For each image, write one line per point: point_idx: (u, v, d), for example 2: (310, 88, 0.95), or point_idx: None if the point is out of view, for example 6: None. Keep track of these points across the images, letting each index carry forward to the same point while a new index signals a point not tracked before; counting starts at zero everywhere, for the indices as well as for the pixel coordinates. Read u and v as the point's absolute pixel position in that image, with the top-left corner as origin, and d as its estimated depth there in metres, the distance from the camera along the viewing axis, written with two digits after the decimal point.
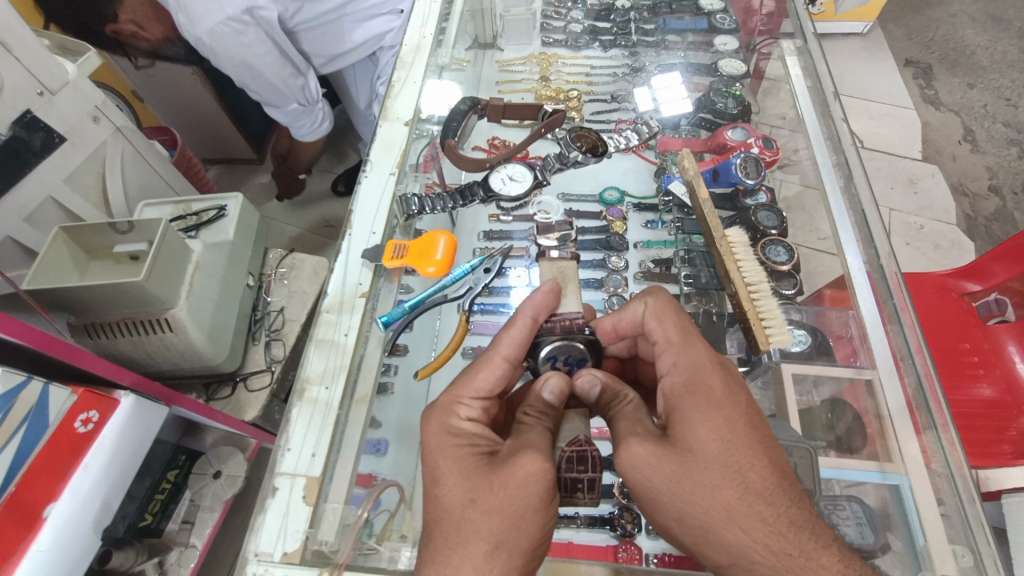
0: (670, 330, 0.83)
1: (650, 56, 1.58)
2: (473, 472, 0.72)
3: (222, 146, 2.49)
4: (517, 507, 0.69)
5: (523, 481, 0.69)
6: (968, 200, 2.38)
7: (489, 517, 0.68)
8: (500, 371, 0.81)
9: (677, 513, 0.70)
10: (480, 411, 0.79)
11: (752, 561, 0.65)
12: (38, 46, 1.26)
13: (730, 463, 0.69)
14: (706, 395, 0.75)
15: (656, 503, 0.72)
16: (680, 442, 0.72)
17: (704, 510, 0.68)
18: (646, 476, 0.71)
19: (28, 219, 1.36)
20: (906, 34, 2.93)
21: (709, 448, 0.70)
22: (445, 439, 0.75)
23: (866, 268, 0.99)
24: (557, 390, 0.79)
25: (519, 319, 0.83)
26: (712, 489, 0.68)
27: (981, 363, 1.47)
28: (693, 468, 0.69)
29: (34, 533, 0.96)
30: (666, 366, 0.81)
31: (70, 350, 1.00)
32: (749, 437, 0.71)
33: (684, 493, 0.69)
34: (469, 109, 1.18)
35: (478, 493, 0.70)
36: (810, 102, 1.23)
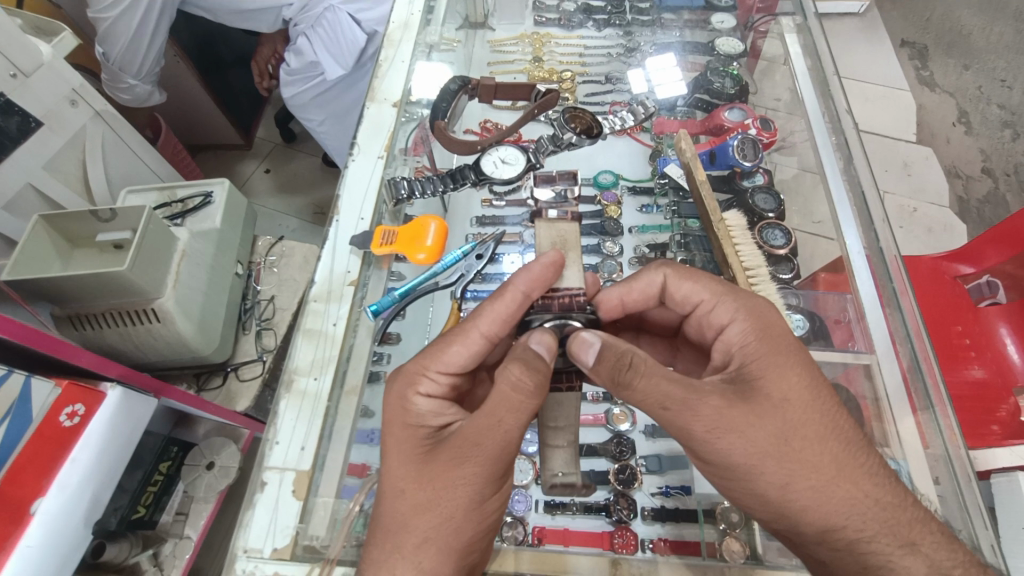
0: (715, 285, 0.82)
1: (646, 36, 1.53)
2: (413, 456, 0.70)
3: (207, 131, 2.42)
4: (449, 504, 0.66)
5: (452, 478, 0.67)
6: (961, 183, 2.38)
7: (418, 511, 0.66)
8: (477, 346, 0.77)
9: (785, 477, 0.67)
10: (443, 387, 0.77)
11: (862, 519, 0.66)
12: (9, 25, 1.20)
13: (821, 414, 0.70)
14: (783, 343, 0.75)
15: (759, 469, 0.67)
16: (775, 396, 0.70)
17: (813, 470, 0.67)
18: (749, 439, 0.67)
19: (5, 206, 1.32)
20: (902, 14, 2.90)
21: (801, 401, 0.71)
22: (399, 415, 0.74)
23: (865, 252, 0.98)
24: (546, 342, 0.71)
25: (508, 291, 0.77)
26: (816, 443, 0.68)
27: (973, 346, 1.47)
28: (796, 422, 0.69)
29: (22, 528, 0.94)
30: (731, 316, 0.78)
31: (52, 342, 0.97)
32: (823, 386, 0.73)
33: (789, 452, 0.67)
34: (459, 90, 1.14)
35: (410, 484, 0.68)
36: (810, 81, 1.21)
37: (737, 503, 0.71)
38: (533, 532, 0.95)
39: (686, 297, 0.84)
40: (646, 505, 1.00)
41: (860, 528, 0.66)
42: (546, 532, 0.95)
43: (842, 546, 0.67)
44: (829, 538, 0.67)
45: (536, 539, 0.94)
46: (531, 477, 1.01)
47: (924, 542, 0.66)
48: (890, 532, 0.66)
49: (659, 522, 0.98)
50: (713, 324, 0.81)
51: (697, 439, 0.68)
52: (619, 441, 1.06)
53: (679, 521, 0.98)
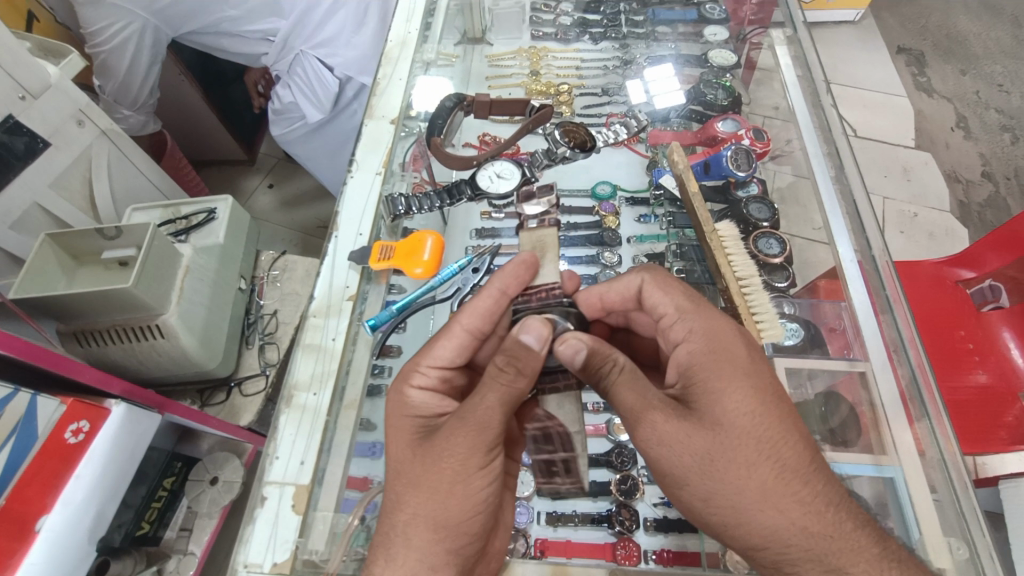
0: (681, 300, 0.83)
1: (641, 49, 1.56)
2: (400, 447, 0.73)
3: (212, 148, 2.47)
4: (434, 481, 0.67)
5: (442, 452, 0.67)
6: (962, 187, 2.38)
7: (412, 494, 0.67)
8: (458, 339, 0.83)
9: (706, 495, 0.68)
10: (435, 378, 0.82)
11: (783, 542, 0.65)
12: (18, 49, 1.24)
13: (761, 437, 0.68)
14: (730, 366, 0.74)
15: (683, 483, 0.70)
16: (708, 419, 0.70)
17: (738, 490, 0.67)
18: (673, 453, 0.69)
19: (13, 225, 1.34)
20: (898, 21, 2.92)
21: (738, 422, 0.69)
22: (397, 409, 0.78)
23: (857, 259, 0.99)
24: (539, 333, 0.73)
25: (487, 288, 0.84)
26: (748, 467, 0.67)
27: (976, 351, 1.47)
28: (725, 446, 0.68)
29: (27, 545, 0.95)
30: (681, 335, 0.80)
31: (59, 359, 0.99)
32: (774, 408, 0.71)
33: (714, 470, 0.68)
34: (454, 107, 1.17)
35: (398, 467, 0.71)
36: (801, 91, 1.23)
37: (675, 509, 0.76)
38: (535, 544, 0.95)
39: (654, 307, 0.85)
40: (649, 516, 0.99)
41: (780, 550, 0.66)
42: (548, 543, 0.95)
43: (763, 563, 0.68)
44: (753, 556, 0.68)
45: (539, 550, 0.93)
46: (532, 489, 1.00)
47: (852, 569, 0.63)
48: (813, 557, 0.64)
49: (662, 532, 0.97)
50: (671, 341, 0.83)
51: (638, 445, 0.72)
52: (620, 452, 1.06)
53: (681, 532, 0.97)
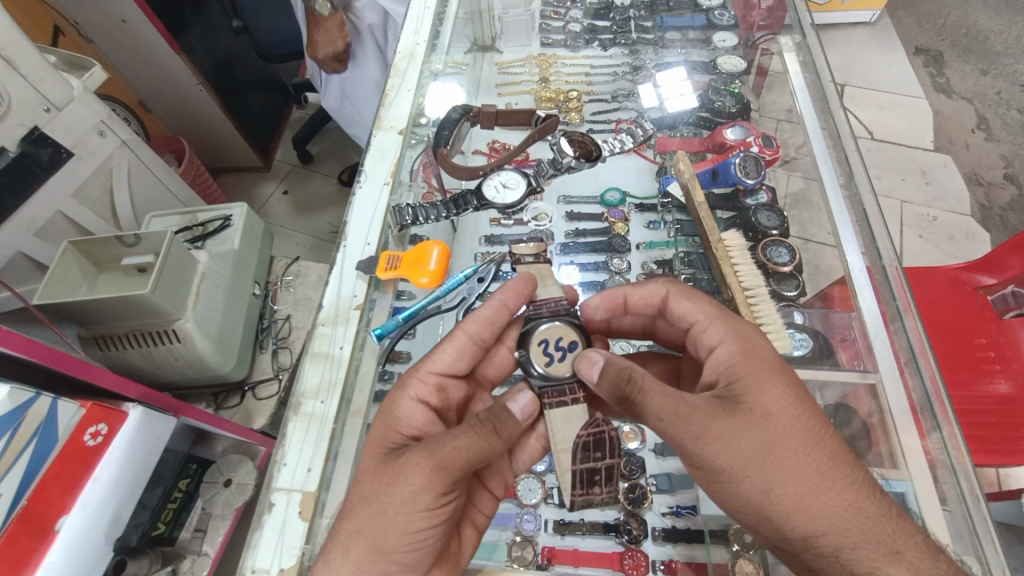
0: (708, 307, 0.83)
1: (650, 55, 1.56)
2: (377, 456, 0.74)
3: (228, 156, 2.52)
4: (386, 501, 0.67)
5: (397, 479, 0.68)
6: (983, 190, 2.33)
7: (360, 504, 0.69)
8: (460, 346, 0.84)
9: (768, 482, 0.67)
10: (432, 392, 0.82)
11: (844, 524, 0.65)
12: (42, 62, 1.28)
13: (805, 427, 0.70)
14: (769, 362, 0.75)
15: (742, 478, 0.68)
16: (757, 409, 0.70)
17: (795, 477, 0.67)
18: (732, 449, 0.68)
19: (37, 233, 1.38)
20: (915, 21, 2.87)
21: (785, 413, 0.70)
22: (382, 417, 0.79)
23: (867, 269, 0.98)
24: (525, 406, 0.75)
25: (490, 300, 0.84)
26: (799, 455, 0.68)
27: (997, 358, 1.44)
28: (780, 434, 0.69)
29: (47, 545, 0.98)
30: (716, 336, 0.80)
31: (79, 364, 1.02)
32: (812, 405, 0.72)
33: (773, 460, 0.67)
34: (461, 118, 1.19)
35: (366, 479, 0.71)
36: (809, 97, 1.22)
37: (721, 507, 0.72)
38: (543, 552, 0.93)
39: (682, 316, 0.86)
40: (658, 525, 0.99)
41: (841, 534, 0.65)
42: (555, 552, 0.93)
43: (825, 553, 0.66)
44: (812, 545, 0.66)
45: (545, 559, 0.92)
46: (540, 496, 1.00)
47: (908, 552, 0.63)
48: (875, 540, 0.64)
49: (670, 543, 0.97)
50: (702, 347, 0.82)
51: (691, 450, 0.69)
52: (630, 460, 1.04)
53: (688, 542, 0.97)
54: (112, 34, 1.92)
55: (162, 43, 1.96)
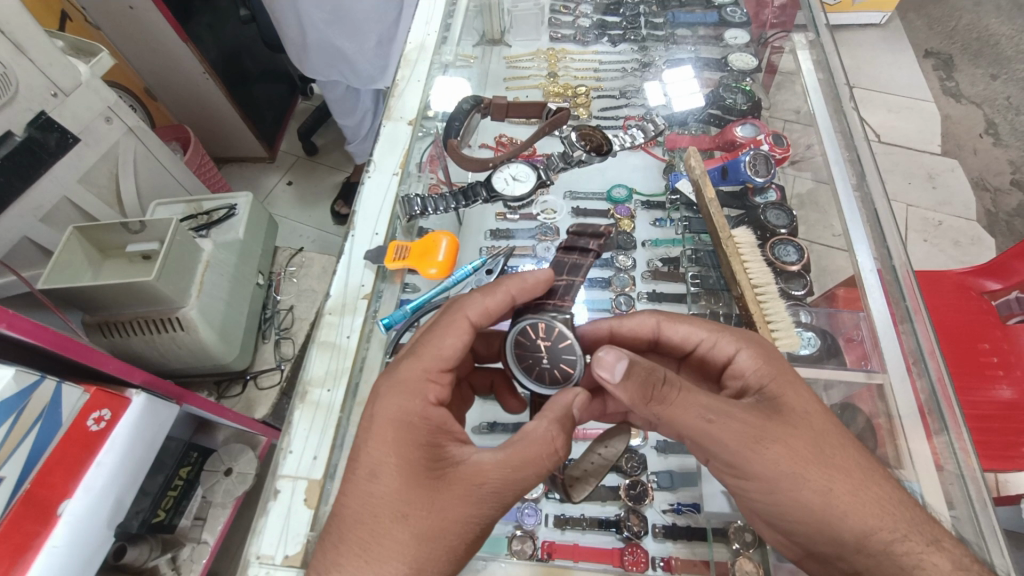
0: (701, 328, 0.85)
1: (660, 51, 1.55)
2: (416, 479, 0.66)
3: (234, 146, 2.52)
4: (446, 534, 0.64)
5: (460, 514, 0.65)
6: (990, 195, 2.32)
7: (413, 539, 0.63)
8: (465, 336, 0.78)
9: (823, 483, 0.67)
10: (445, 391, 0.76)
11: (891, 519, 0.65)
12: (51, 47, 1.28)
13: (837, 428, 0.72)
14: (786, 367, 0.79)
15: (800, 478, 0.67)
16: (797, 409, 0.73)
17: (846, 473, 0.68)
18: (789, 446, 0.68)
19: (43, 219, 1.38)
20: (926, 24, 2.85)
21: (815, 413, 0.73)
22: (403, 429, 0.70)
23: (877, 269, 0.98)
24: (581, 406, 0.74)
25: (500, 290, 0.79)
26: (841, 453, 0.70)
27: (1000, 364, 1.43)
28: (821, 433, 0.71)
29: (49, 529, 0.98)
30: (733, 345, 0.81)
31: (84, 350, 1.02)
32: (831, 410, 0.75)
33: (825, 456, 0.69)
34: (471, 109, 1.18)
35: (413, 510, 0.65)
36: (822, 97, 1.21)
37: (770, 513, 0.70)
38: (543, 547, 0.94)
39: (683, 338, 0.86)
40: (658, 523, 0.98)
41: (891, 528, 0.65)
42: (555, 547, 0.94)
43: (878, 550, 0.65)
44: (868, 547, 0.65)
45: (545, 553, 0.93)
46: (542, 491, 1.01)
47: (946, 541, 0.65)
48: (917, 530, 0.65)
49: (671, 539, 0.96)
50: (716, 361, 0.84)
51: (742, 451, 0.68)
52: (630, 457, 1.05)
53: (690, 540, 0.97)
54: (120, 20, 1.92)
55: (169, 31, 1.96)
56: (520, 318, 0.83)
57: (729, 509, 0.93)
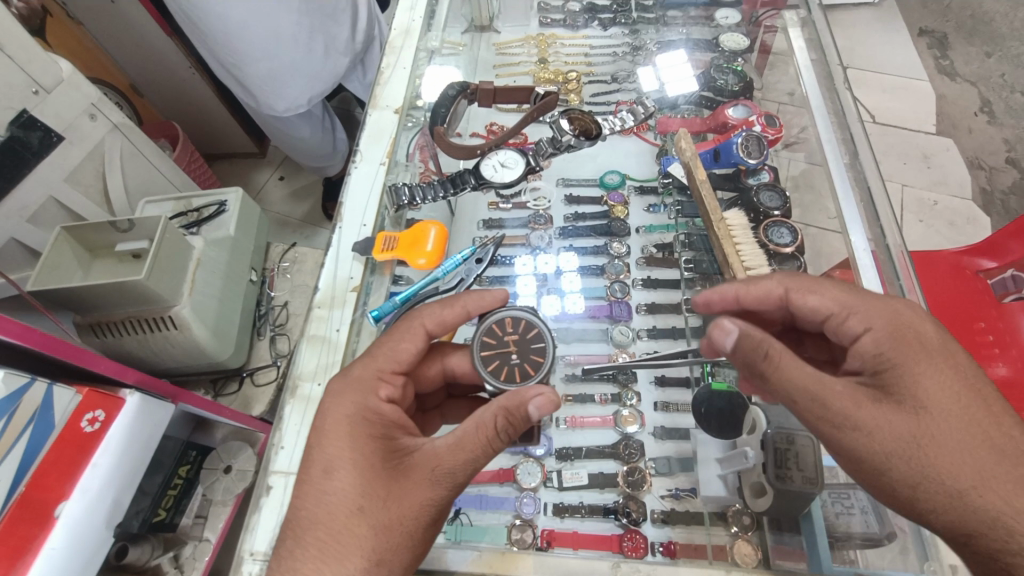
0: (831, 297, 0.79)
1: (651, 34, 1.52)
2: (371, 472, 0.67)
3: (223, 142, 2.50)
4: (407, 524, 0.64)
5: (417, 503, 0.65)
6: (985, 174, 2.31)
7: (374, 532, 0.63)
8: (421, 342, 0.80)
9: (916, 477, 0.65)
10: (399, 389, 0.77)
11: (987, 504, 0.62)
12: (31, 44, 1.25)
13: (960, 414, 0.66)
14: (929, 350, 0.70)
15: (885, 464, 0.66)
16: (913, 401, 0.67)
17: (951, 470, 0.64)
18: (878, 438, 0.66)
19: (30, 219, 1.36)
20: (920, 2, 2.82)
21: (941, 404, 0.66)
22: (359, 424, 0.70)
23: (871, 248, 0.97)
24: (545, 409, 0.68)
25: (456, 304, 0.82)
26: (949, 451, 0.65)
27: (996, 342, 1.43)
28: (933, 424, 0.66)
29: (47, 531, 0.98)
30: (861, 324, 0.75)
31: (75, 351, 1.01)
32: (975, 393, 0.68)
33: (931, 451, 0.65)
34: (457, 95, 1.14)
35: (370, 503, 0.65)
36: (815, 74, 1.20)
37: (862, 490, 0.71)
38: (542, 535, 0.94)
39: (813, 310, 0.80)
40: (657, 508, 0.99)
41: (1005, 539, 0.61)
42: (554, 535, 0.94)
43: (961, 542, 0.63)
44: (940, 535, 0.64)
45: (545, 541, 0.93)
46: (540, 480, 1.01)
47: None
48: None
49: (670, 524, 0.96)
50: (842, 336, 0.77)
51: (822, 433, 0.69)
52: (627, 444, 1.04)
53: (689, 524, 0.96)
54: (102, 15, 1.88)
55: (153, 25, 1.92)
56: (485, 321, 0.83)
57: (725, 493, 0.96)
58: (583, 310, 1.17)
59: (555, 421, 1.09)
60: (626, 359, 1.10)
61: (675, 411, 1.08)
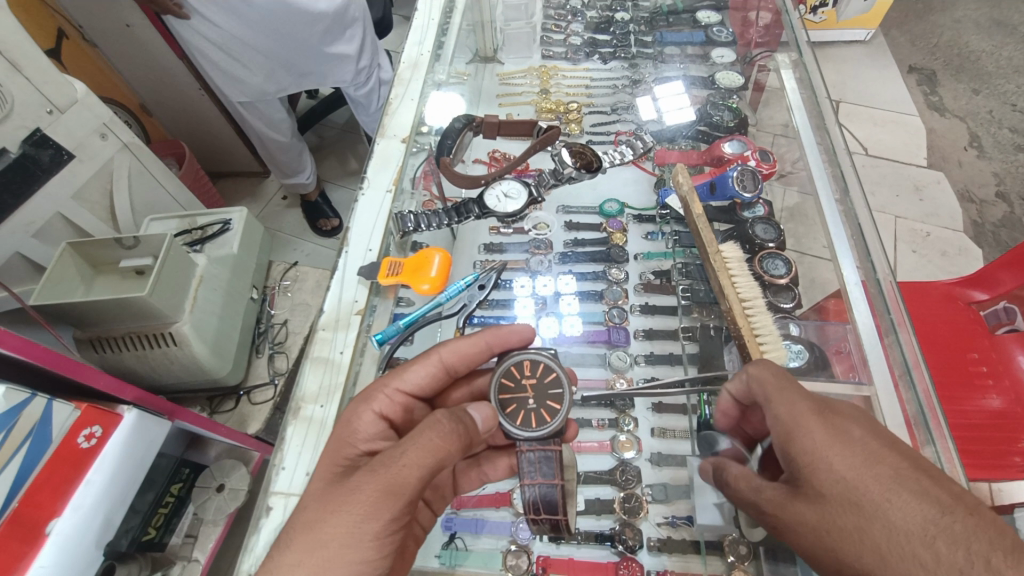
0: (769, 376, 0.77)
1: (649, 68, 1.59)
2: (327, 477, 0.69)
3: (229, 161, 2.54)
4: (331, 530, 0.61)
5: (340, 507, 0.61)
6: (976, 207, 2.36)
7: (296, 534, 0.62)
8: (433, 369, 0.81)
9: (820, 549, 0.64)
10: (396, 409, 0.79)
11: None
12: (49, 65, 1.29)
13: (875, 475, 0.63)
14: (816, 417, 0.70)
15: (801, 539, 0.66)
16: (821, 482, 0.65)
17: (854, 548, 0.61)
18: (799, 523, 0.66)
19: (36, 234, 1.38)
20: (909, 40, 2.92)
21: (845, 476, 0.64)
22: (342, 432, 0.75)
23: (862, 282, 1.00)
24: (483, 413, 0.74)
25: (477, 335, 0.84)
26: (853, 525, 0.62)
27: (990, 374, 1.45)
28: (839, 495, 0.64)
29: (36, 549, 0.96)
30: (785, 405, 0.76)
31: (74, 365, 1.01)
32: (880, 452, 0.65)
33: (835, 527, 0.63)
34: (464, 127, 1.20)
35: (308, 502, 0.65)
36: (806, 114, 1.24)
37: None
38: (538, 561, 0.95)
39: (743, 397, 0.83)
40: (653, 535, 0.99)
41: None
42: (550, 562, 0.95)
43: None
44: None
45: (540, 568, 0.94)
46: None
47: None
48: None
49: (665, 553, 0.97)
50: None
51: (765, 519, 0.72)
52: (624, 471, 1.04)
53: (684, 553, 0.97)
54: (117, 38, 1.93)
55: (166, 48, 1.97)
56: (504, 361, 0.85)
57: (722, 522, 0.94)
58: (581, 333, 1.18)
59: None
60: (623, 386, 1.11)
61: (672, 438, 1.09)
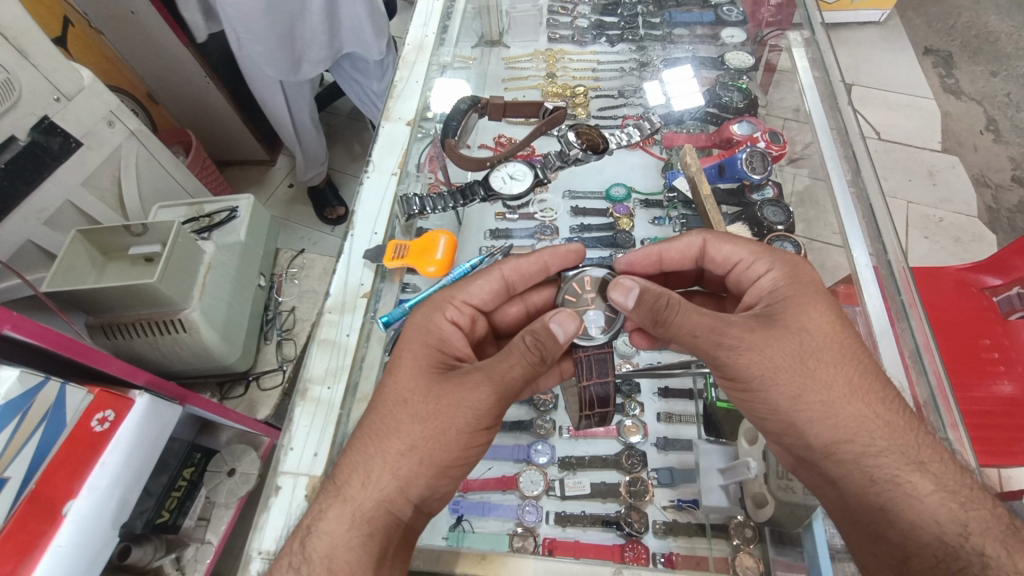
0: (744, 249, 0.90)
1: (658, 50, 1.57)
2: (424, 374, 0.77)
3: (235, 150, 2.55)
4: (448, 420, 0.72)
5: (460, 403, 0.72)
6: (990, 192, 2.31)
7: (414, 422, 0.72)
8: (496, 283, 0.90)
9: (797, 388, 0.74)
10: (465, 318, 0.88)
11: (870, 434, 0.72)
12: (55, 52, 1.30)
13: (842, 343, 0.77)
14: (814, 289, 0.82)
15: (771, 383, 0.75)
16: (794, 325, 0.78)
17: (826, 386, 0.74)
18: (764, 359, 0.75)
19: (46, 221, 1.39)
20: (925, 22, 2.85)
21: (817, 328, 0.78)
22: (422, 333, 0.82)
23: (873, 264, 0.98)
24: (564, 326, 0.75)
25: (535, 254, 0.91)
26: (826, 368, 0.75)
27: (1001, 360, 1.43)
28: (813, 348, 0.76)
29: (55, 528, 0.99)
30: (765, 266, 0.87)
31: (87, 350, 1.02)
32: (851, 327, 0.79)
33: (805, 368, 0.75)
34: (469, 109, 1.19)
35: (414, 397, 0.74)
36: (817, 94, 1.21)
37: (756, 415, 0.79)
38: (544, 543, 0.95)
39: (725, 258, 0.92)
40: (658, 519, 0.98)
41: (867, 442, 0.71)
42: (556, 544, 0.95)
43: (848, 460, 0.72)
44: (832, 453, 0.73)
45: (546, 550, 0.94)
46: (543, 488, 1.01)
47: (933, 464, 0.70)
48: (899, 451, 0.71)
49: (670, 536, 0.97)
50: (746, 281, 0.90)
51: (712, 357, 0.78)
52: (630, 455, 1.05)
53: (691, 536, 0.97)
54: (123, 25, 1.94)
55: (171, 35, 1.98)
56: (565, 278, 0.92)
57: (728, 504, 0.95)
58: None
59: (558, 430, 1.11)
60: (628, 368, 1.14)
61: (678, 422, 1.10)
